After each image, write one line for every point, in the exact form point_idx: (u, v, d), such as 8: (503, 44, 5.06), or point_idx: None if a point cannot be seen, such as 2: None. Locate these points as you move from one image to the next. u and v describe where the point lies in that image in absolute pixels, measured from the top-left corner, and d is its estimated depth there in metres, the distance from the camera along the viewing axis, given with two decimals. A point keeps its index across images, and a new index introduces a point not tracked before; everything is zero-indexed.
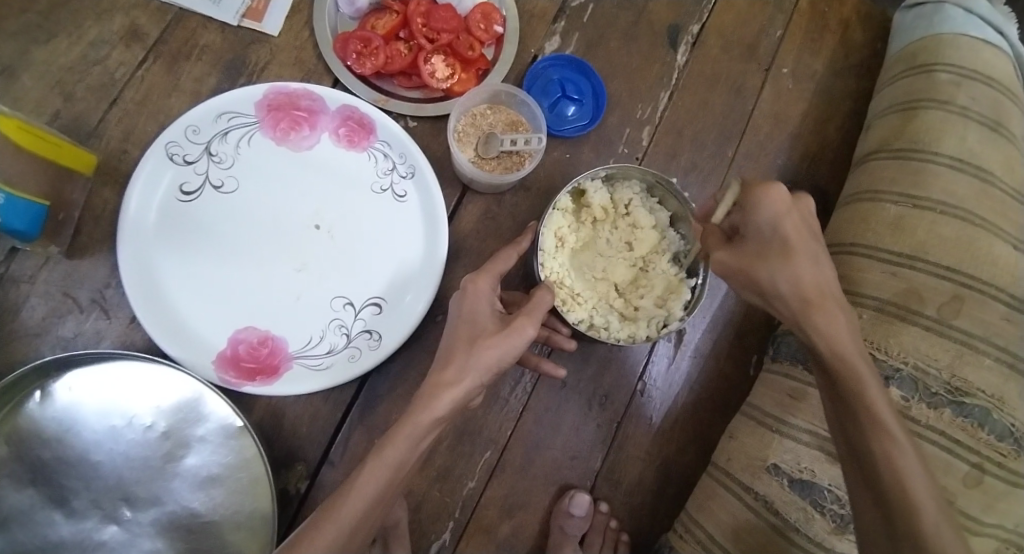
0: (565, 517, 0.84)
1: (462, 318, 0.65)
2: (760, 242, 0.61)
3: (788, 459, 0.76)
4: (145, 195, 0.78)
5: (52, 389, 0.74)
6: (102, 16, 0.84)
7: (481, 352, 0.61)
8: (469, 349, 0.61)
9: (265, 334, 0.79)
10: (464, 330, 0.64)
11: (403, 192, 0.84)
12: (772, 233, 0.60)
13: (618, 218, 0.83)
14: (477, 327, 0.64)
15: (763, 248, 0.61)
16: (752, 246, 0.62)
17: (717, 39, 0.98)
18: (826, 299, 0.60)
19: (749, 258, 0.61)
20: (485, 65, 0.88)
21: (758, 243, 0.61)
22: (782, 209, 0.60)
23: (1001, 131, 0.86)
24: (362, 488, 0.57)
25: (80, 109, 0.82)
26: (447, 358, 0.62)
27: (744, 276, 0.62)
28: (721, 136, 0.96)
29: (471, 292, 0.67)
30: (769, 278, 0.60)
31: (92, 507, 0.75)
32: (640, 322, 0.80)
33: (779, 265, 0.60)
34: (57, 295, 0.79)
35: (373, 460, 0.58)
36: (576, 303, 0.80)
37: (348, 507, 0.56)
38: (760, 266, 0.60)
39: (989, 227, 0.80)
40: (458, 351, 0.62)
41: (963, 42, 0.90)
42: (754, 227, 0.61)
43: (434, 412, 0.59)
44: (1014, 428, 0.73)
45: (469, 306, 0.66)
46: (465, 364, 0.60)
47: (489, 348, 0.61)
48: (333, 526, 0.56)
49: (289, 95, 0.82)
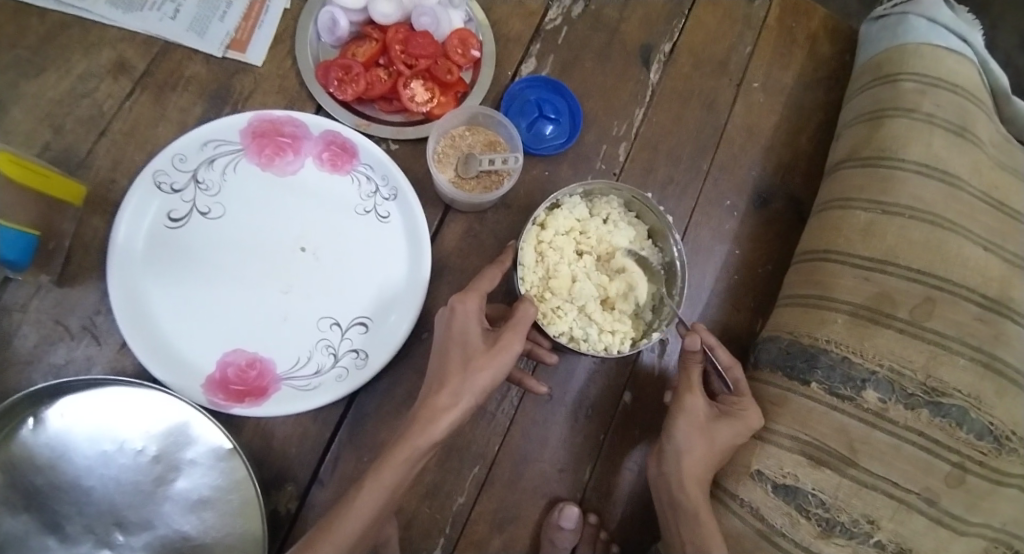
0: (555, 530, 0.84)
1: (452, 338, 0.67)
2: (722, 439, 0.78)
3: (771, 464, 0.78)
4: (133, 224, 0.80)
5: (45, 416, 0.75)
6: (89, 50, 0.87)
7: (475, 375, 0.64)
8: (464, 373, 0.64)
9: (253, 357, 0.81)
10: (455, 350, 0.66)
11: (386, 213, 0.86)
12: (727, 440, 0.78)
13: (599, 232, 0.84)
14: (467, 348, 0.66)
15: (721, 438, 0.78)
16: (721, 432, 0.78)
17: (689, 56, 1.01)
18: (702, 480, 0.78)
19: (708, 427, 0.79)
20: (463, 88, 0.91)
21: (721, 432, 0.78)
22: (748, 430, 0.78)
23: (967, 136, 0.88)
24: (359, 510, 0.62)
25: (69, 141, 0.85)
26: (442, 380, 0.65)
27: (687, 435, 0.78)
28: (697, 149, 0.98)
29: (460, 312, 0.68)
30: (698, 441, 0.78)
31: (85, 532, 0.75)
32: (622, 330, 0.82)
33: (708, 445, 0.78)
34: (49, 323, 0.81)
35: (371, 482, 0.63)
36: (557, 316, 0.81)
37: (343, 531, 0.62)
38: (713, 440, 0.78)
39: (958, 229, 0.82)
40: (451, 374, 0.64)
41: (927, 50, 0.93)
42: (734, 423, 0.78)
43: (430, 437, 0.62)
44: (993, 426, 0.74)
45: (459, 326, 0.68)
46: (461, 388, 0.64)
47: (482, 369, 0.64)
48: (331, 547, 0.61)
49: (273, 123, 0.85)
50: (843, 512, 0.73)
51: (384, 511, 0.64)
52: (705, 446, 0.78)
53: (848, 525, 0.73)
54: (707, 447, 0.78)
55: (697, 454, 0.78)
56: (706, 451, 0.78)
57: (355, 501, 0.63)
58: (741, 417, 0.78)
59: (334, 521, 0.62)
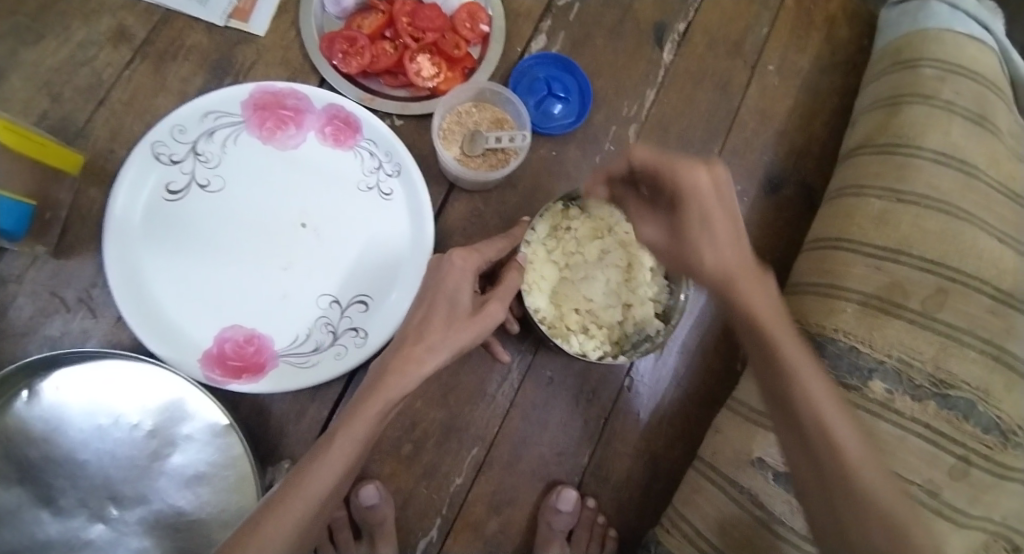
0: (552, 513, 0.84)
1: (440, 295, 0.63)
2: (710, 233, 0.58)
3: (774, 452, 0.75)
4: (131, 194, 0.78)
5: (39, 388, 0.74)
6: (90, 17, 0.85)
7: (457, 333, 0.60)
8: (445, 329, 0.60)
9: (251, 333, 0.79)
10: (441, 305, 0.62)
11: (388, 190, 0.84)
12: (707, 217, 0.58)
13: (621, 237, 0.85)
14: (453, 306, 0.62)
15: (692, 224, 0.59)
16: (683, 220, 0.60)
17: (703, 37, 0.98)
18: (780, 321, 0.59)
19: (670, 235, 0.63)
20: (470, 64, 0.89)
21: (691, 225, 0.59)
22: (704, 186, 0.58)
23: (985, 126, 0.86)
24: (331, 464, 0.58)
25: (67, 110, 0.83)
26: (421, 333, 0.60)
27: (675, 265, 0.63)
28: (708, 133, 0.96)
29: (457, 269, 0.64)
30: (694, 261, 0.60)
31: (79, 506, 0.75)
32: (597, 335, 0.82)
33: (708, 242, 0.59)
34: (44, 294, 0.79)
35: (342, 433, 0.58)
36: (539, 290, 0.82)
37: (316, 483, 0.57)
38: (682, 245, 0.61)
39: (972, 219, 0.80)
40: (433, 327, 0.60)
41: (948, 37, 0.90)
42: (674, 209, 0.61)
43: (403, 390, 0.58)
44: (1000, 420, 0.73)
45: (452, 283, 0.64)
46: (438, 344, 0.60)
47: (465, 330, 0.61)
48: (300, 502, 0.57)
49: (275, 95, 0.82)
50: None
51: (354, 468, 0.60)
52: (711, 255, 0.59)
53: None
54: (707, 244, 0.59)
55: (758, 294, 0.58)
56: (710, 252, 0.59)
57: (326, 455, 0.58)
58: (683, 203, 0.59)
59: (307, 472, 0.58)
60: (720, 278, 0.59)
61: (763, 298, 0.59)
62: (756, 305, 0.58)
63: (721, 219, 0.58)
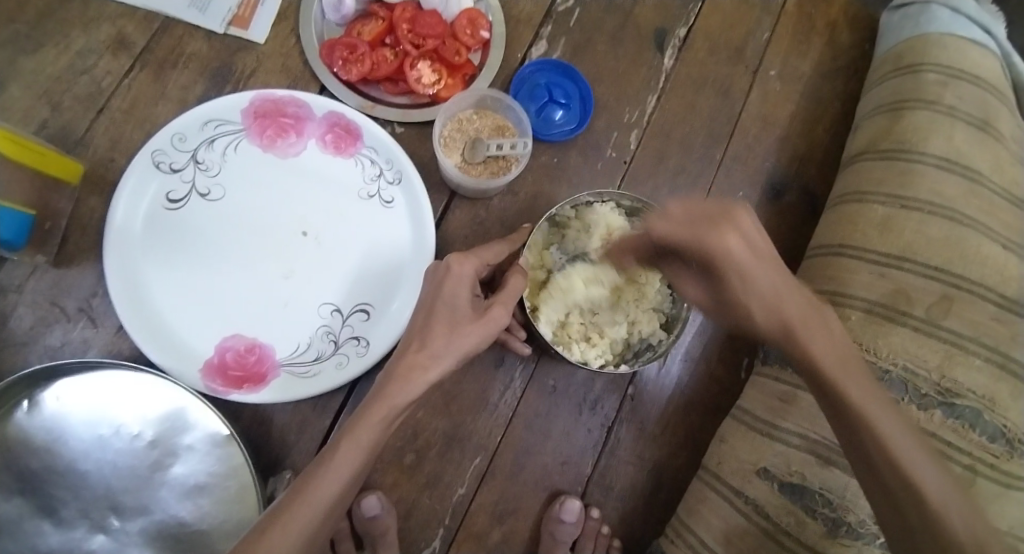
0: (556, 523, 0.83)
1: (441, 300, 0.62)
2: (756, 293, 0.59)
3: (778, 463, 0.75)
4: (131, 204, 0.78)
5: (40, 398, 0.74)
6: (89, 25, 0.85)
7: (460, 338, 0.60)
8: (449, 334, 0.60)
9: (252, 342, 0.79)
10: (443, 311, 0.62)
11: (389, 198, 0.84)
12: (749, 277, 0.58)
13: None
14: (455, 310, 0.62)
15: (745, 288, 0.59)
16: (729, 287, 0.60)
17: (705, 42, 0.98)
18: (851, 363, 0.59)
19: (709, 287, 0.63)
20: (471, 71, 0.89)
21: (735, 288, 0.59)
22: (732, 239, 0.57)
23: (989, 131, 0.86)
24: (337, 471, 0.58)
25: (67, 118, 0.83)
26: (424, 340, 0.60)
27: (726, 318, 0.64)
28: (710, 139, 0.96)
29: (456, 274, 0.64)
30: (745, 315, 0.61)
31: (80, 516, 0.74)
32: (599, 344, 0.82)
33: (755, 301, 0.59)
34: (44, 304, 0.79)
35: (347, 439, 0.58)
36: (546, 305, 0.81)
37: (321, 492, 0.57)
38: (731, 302, 0.61)
39: (977, 225, 0.80)
40: (436, 333, 0.60)
41: (950, 41, 0.90)
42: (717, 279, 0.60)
43: (408, 396, 0.59)
44: (1006, 429, 0.72)
45: (451, 287, 0.63)
46: (442, 351, 0.60)
47: (468, 334, 0.61)
48: (307, 510, 0.56)
49: (275, 103, 0.82)
50: (850, 512, 0.69)
51: (359, 474, 0.60)
52: (758, 309, 0.59)
53: (855, 526, 0.69)
54: (754, 296, 0.59)
55: (823, 341, 0.59)
56: (758, 305, 0.59)
57: (333, 462, 0.58)
58: (722, 264, 0.57)
59: (313, 480, 0.57)
60: (790, 342, 0.60)
61: (826, 338, 0.59)
62: (823, 353, 0.58)
63: (760, 268, 0.58)
